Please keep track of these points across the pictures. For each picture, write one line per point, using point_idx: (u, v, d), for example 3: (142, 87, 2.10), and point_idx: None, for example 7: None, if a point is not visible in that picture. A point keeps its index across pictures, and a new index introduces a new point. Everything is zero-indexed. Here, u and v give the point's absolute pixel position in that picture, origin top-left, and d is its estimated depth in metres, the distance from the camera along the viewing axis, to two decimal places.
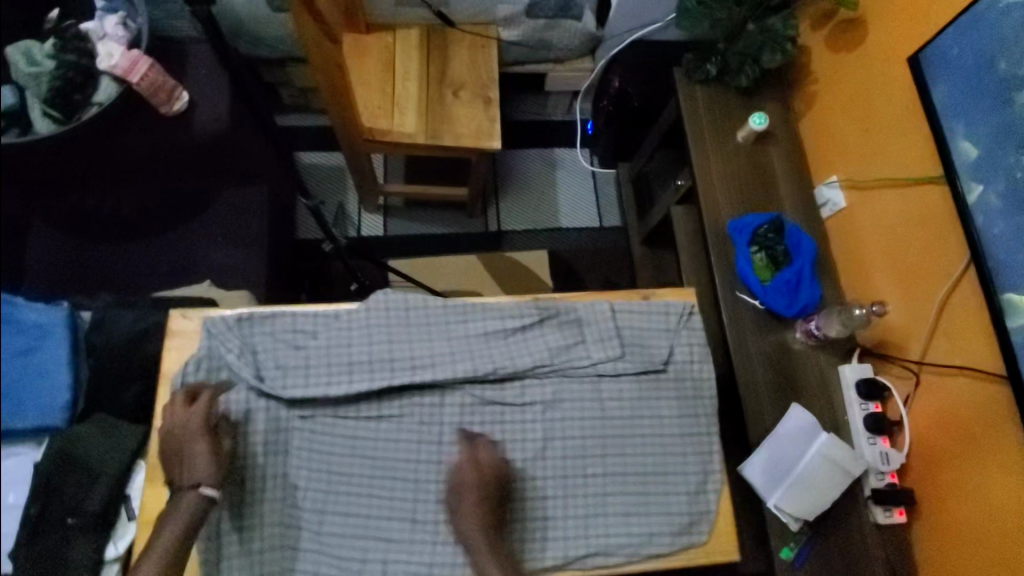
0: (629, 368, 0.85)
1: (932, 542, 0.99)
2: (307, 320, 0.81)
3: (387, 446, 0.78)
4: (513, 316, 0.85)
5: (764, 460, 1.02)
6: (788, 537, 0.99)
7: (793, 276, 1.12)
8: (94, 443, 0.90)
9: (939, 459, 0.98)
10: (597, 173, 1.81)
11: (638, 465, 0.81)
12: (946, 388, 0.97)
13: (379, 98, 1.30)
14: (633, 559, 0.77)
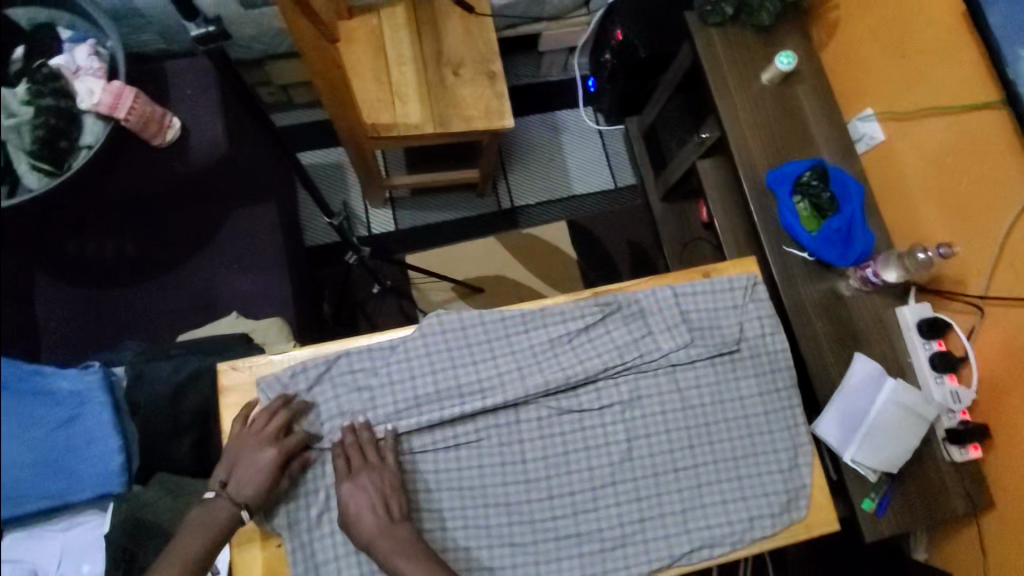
0: (702, 354, 0.81)
1: (1007, 471, 0.99)
2: (362, 356, 0.76)
3: (471, 473, 0.75)
4: (575, 318, 0.80)
5: (836, 416, 1.00)
6: (868, 489, 0.99)
7: (843, 224, 1.06)
8: (163, 505, 0.87)
9: (1010, 391, 0.97)
10: (604, 132, 1.73)
11: (727, 451, 0.79)
12: (1015, 319, 0.94)
13: (376, 90, 1.20)
14: (737, 546, 0.76)
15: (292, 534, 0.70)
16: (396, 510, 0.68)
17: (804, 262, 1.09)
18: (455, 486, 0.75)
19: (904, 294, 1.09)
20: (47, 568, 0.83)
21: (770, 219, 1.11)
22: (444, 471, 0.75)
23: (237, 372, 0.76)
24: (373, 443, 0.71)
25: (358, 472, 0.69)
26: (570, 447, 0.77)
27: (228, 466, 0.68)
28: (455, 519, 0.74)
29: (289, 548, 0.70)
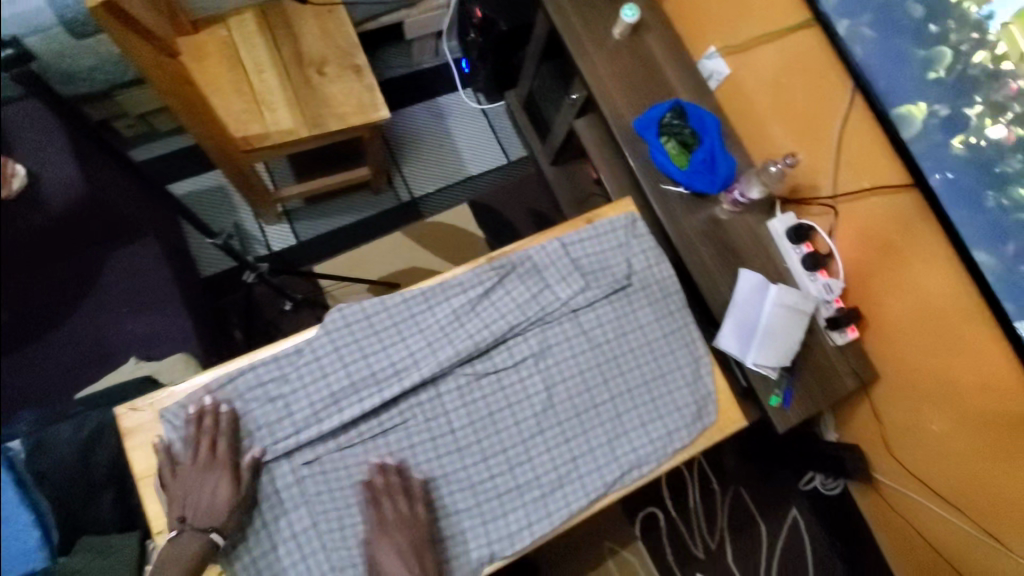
0: (598, 294, 0.87)
1: (878, 342, 1.15)
2: (269, 367, 0.75)
3: (404, 455, 0.77)
4: (473, 285, 0.83)
5: (732, 328, 1.10)
6: (772, 386, 1.10)
7: (707, 154, 1.15)
8: (95, 568, 0.81)
9: (870, 273, 1.12)
10: (487, 110, 1.77)
11: (639, 378, 0.85)
12: (860, 211, 1.08)
13: (239, 101, 1.16)
14: (661, 460, 0.82)
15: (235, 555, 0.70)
16: (429, 563, 0.72)
17: (682, 197, 1.18)
18: (391, 470, 0.76)
19: (772, 208, 1.20)
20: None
21: (645, 163, 1.19)
22: (377, 458, 0.76)
23: (138, 411, 0.73)
24: (405, 489, 0.74)
25: (392, 528, 0.72)
26: (494, 407, 0.80)
27: (180, 500, 0.69)
28: (398, 501, 0.75)
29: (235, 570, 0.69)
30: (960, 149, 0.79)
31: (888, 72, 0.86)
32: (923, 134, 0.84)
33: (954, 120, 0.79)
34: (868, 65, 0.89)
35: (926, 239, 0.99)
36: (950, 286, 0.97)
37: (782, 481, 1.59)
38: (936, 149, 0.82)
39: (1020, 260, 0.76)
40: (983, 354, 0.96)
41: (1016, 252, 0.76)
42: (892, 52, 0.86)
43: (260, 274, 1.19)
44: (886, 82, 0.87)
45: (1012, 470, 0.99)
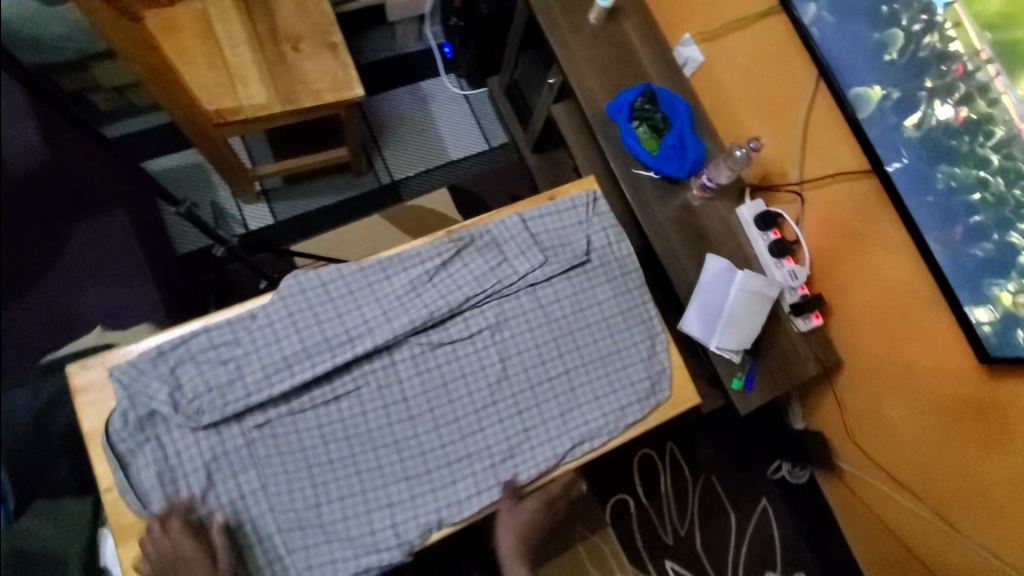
0: (556, 270, 0.87)
1: (842, 329, 1.16)
2: (223, 331, 0.76)
3: (355, 422, 0.77)
4: (431, 257, 0.84)
5: (698, 311, 1.11)
6: (735, 369, 1.11)
7: (676, 139, 1.16)
8: (45, 533, 0.81)
9: (835, 261, 1.13)
10: (470, 97, 1.76)
11: (595, 353, 0.86)
12: (825, 198, 1.10)
13: (212, 75, 1.17)
14: (614, 434, 0.83)
15: (178, 516, 0.70)
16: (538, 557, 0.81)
17: (653, 181, 1.19)
18: (342, 436, 0.77)
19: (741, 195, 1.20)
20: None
21: (616, 147, 1.19)
22: (328, 424, 0.77)
23: (88, 371, 0.73)
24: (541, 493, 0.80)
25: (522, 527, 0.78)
26: (448, 377, 0.81)
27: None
28: (348, 466, 0.76)
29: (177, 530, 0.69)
30: (914, 133, 0.81)
31: (846, 52, 0.88)
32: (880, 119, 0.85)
33: (911, 103, 0.81)
34: (828, 47, 0.90)
35: (886, 225, 1.00)
36: (909, 271, 0.99)
37: (753, 471, 1.60)
38: (891, 132, 0.84)
39: (970, 242, 0.78)
40: (941, 338, 0.98)
41: (965, 234, 0.78)
42: (850, 33, 0.87)
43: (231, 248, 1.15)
44: (846, 64, 0.88)
45: (969, 455, 1.00)
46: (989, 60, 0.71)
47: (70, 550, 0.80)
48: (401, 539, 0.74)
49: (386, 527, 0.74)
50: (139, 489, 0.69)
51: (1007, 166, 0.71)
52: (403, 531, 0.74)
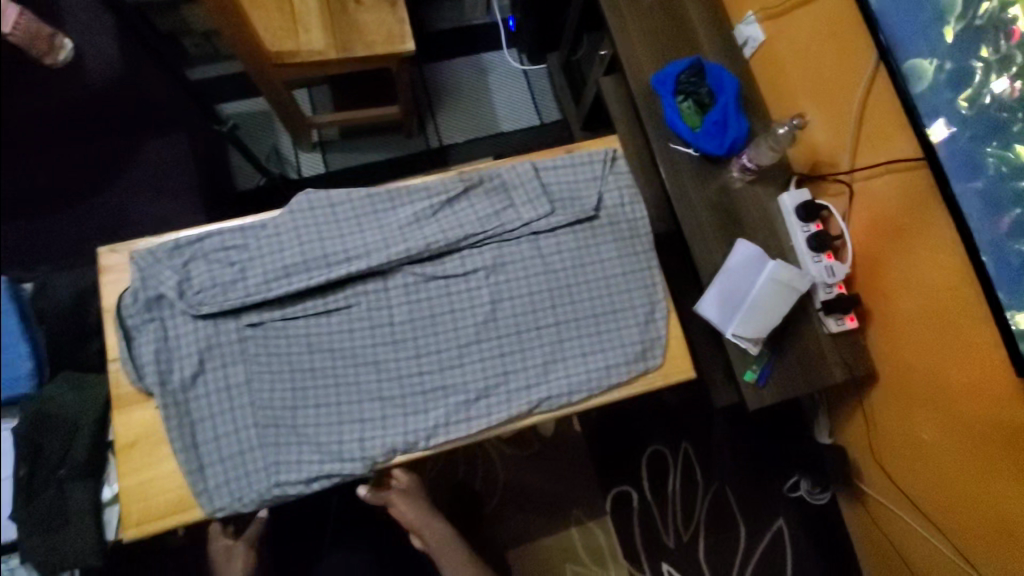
0: (561, 222, 0.86)
1: (880, 337, 1.07)
2: (234, 235, 0.80)
3: (342, 338, 0.80)
4: (438, 192, 0.85)
5: (717, 295, 1.05)
6: (749, 361, 1.05)
7: (720, 115, 1.10)
8: (67, 400, 0.90)
9: (880, 261, 1.04)
10: (528, 72, 1.77)
11: (588, 310, 0.84)
12: (875, 190, 1.01)
13: (278, 18, 1.24)
14: (594, 391, 0.81)
15: (166, 393, 0.75)
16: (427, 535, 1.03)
17: (691, 159, 1.14)
18: (328, 349, 0.80)
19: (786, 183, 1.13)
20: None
21: (656, 120, 1.15)
22: (316, 335, 0.80)
23: (115, 255, 0.80)
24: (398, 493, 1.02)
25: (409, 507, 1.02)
26: (436, 310, 0.82)
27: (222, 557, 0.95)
28: (329, 378, 0.79)
29: (163, 406, 0.74)
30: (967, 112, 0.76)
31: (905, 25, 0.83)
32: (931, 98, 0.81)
33: (966, 78, 0.76)
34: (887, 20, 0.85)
35: (936, 223, 0.91)
36: (955, 275, 0.90)
37: (772, 489, 1.50)
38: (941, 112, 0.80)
39: (1015, 237, 0.73)
40: (983, 354, 0.88)
41: (1011, 228, 0.73)
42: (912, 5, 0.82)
43: None
44: (900, 39, 0.84)
45: (999, 488, 0.90)
46: None
47: (84, 418, 0.90)
48: (364, 454, 0.76)
49: (355, 441, 0.77)
50: (137, 362, 0.75)
51: None
52: (367, 447, 0.76)
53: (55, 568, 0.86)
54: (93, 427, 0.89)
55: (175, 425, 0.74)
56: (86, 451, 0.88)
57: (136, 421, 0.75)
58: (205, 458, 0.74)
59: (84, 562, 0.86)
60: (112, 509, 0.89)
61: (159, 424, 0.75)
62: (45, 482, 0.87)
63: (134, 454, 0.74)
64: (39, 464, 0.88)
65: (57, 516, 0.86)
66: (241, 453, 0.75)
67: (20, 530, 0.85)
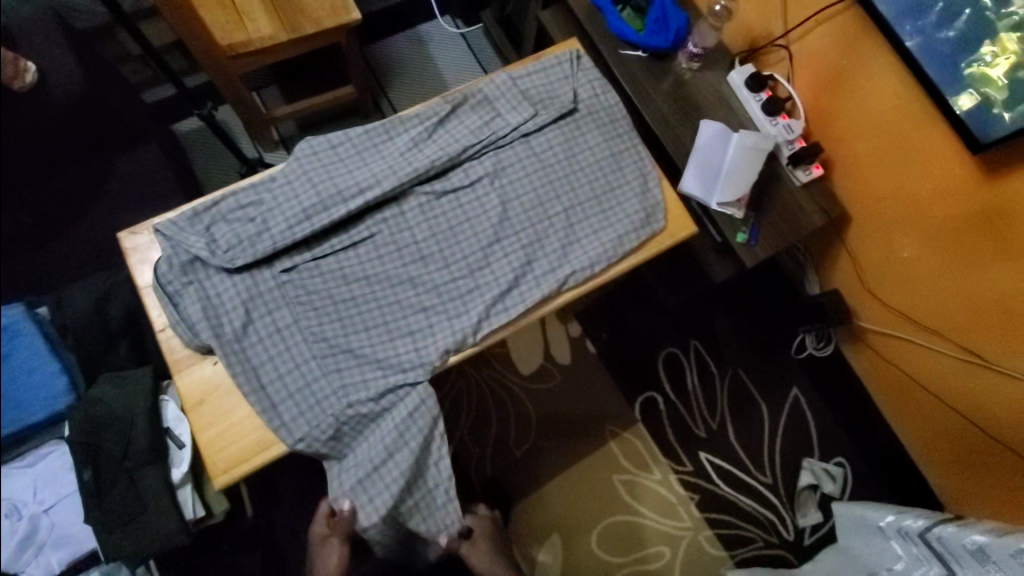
0: (546, 119, 0.93)
1: (847, 179, 1.18)
2: (248, 193, 0.84)
3: (373, 264, 0.85)
4: (429, 116, 0.90)
5: (696, 172, 1.14)
6: (738, 225, 1.14)
7: (659, 13, 1.19)
8: (113, 397, 0.91)
9: (830, 110, 1.15)
10: (465, 34, 1.82)
11: (588, 192, 0.91)
12: (810, 46, 1.12)
13: (223, 13, 1.26)
14: (611, 262, 0.88)
15: (223, 345, 0.78)
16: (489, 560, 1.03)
17: (641, 60, 1.22)
18: (362, 277, 0.84)
19: (731, 64, 1.23)
20: (25, 500, 0.91)
21: (603, 31, 1.23)
22: (348, 267, 0.84)
23: (137, 236, 0.83)
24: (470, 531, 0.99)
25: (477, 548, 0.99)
26: (453, 221, 0.88)
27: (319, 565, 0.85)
28: (370, 302, 0.83)
29: (224, 357, 0.77)
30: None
31: None
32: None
33: None
34: None
35: (872, 53, 1.01)
36: (896, 90, 1.01)
37: (781, 360, 1.60)
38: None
39: (943, 24, 0.86)
40: (940, 151, 0.99)
41: (940, 18, 0.86)
42: None
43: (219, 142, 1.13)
44: None
45: (994, 274, 0.99)
46: None
47: (136, 411, 0.91)
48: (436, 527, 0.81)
49: (410, 350, 0.81)
50: (188, 322, 0.78)
51: None
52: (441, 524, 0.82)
53: (144, 555, 0.88)
54: (148, 416, 0.91)
55: (238, 371, 0.77)
56: (148, 438, 0.90)
57: (199, 378, 0.79)
58: (274, 398, 0.78)
59: (171, 542, 0.88)
60: (185, 488, 0.92)
61: (222, 377, 0.79)
62: (112, 476, 0.89)
63: (205, 409, 0.78)
64: (102, 461, 0.89)
65: (134, 505, 0.88)
66: (308, 384, 0.79)
67: (101, 530, 0.87)
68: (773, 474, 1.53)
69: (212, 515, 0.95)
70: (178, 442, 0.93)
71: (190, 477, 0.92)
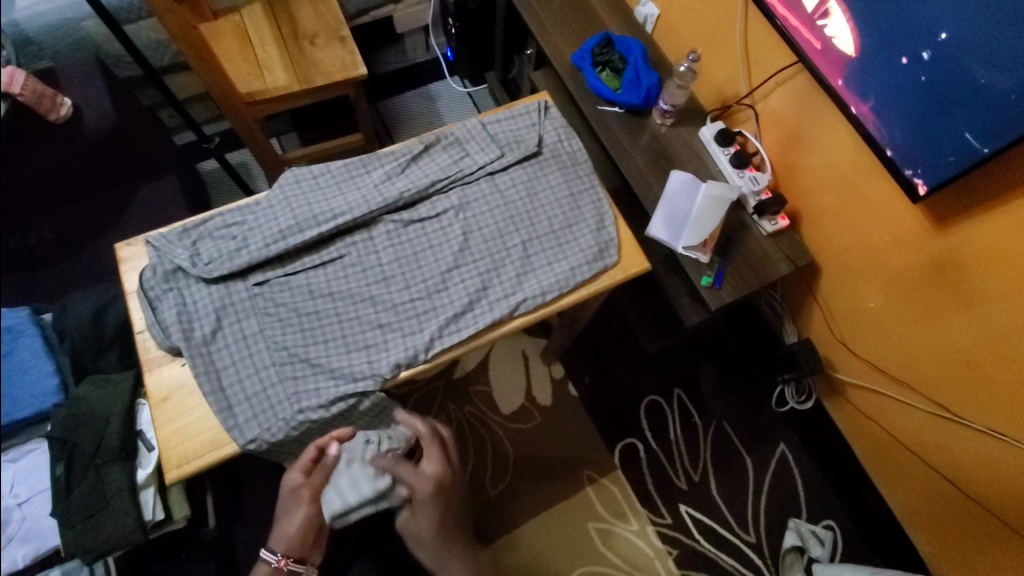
0: (511, 159, 1.01)
1: (812, 231, 1.23)
2: (233, 214, 0.93)
3: (339, 282, 0.92)
4: (403, 154, 1.00)
5: (664, 217, 1.19)
6: (704, 269, 1.18)
7: (633, 73, 1.28)
8: (95, 397, 0.99)
9: (792, 165, 1.21)
10: (472, 93, 1.98)
11: (546, 226, 0.98)
12: (772, 106, 1.20)
13: (246, 67, 1.43)
14: (564, 291, 0.94)
15: (190, 346, 0.84)
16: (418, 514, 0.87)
17: (618, 115, 1.31)
18: (328, 293, 0.91)
19: (703, 122, 1.31)
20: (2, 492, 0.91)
21: (583, 90, 1.33)
22: (316, 283, 0.91)
23: (131, 247, 0.93)
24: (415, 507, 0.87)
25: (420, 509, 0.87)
26: (417, 248, 0.94)
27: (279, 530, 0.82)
28: (333, 316, 0.89)
29: (189, 359, 0.83)
30: (957, 112, 0.84)
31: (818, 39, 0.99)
32: (933, 165, 0.89)
33: (879, 59, 0.92)
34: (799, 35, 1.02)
35: (827, 114, 1.08)
36: (849, 145, 1.06)
37: (765, 415, 1.58)
38: (940, 147, 0.88)
39: (935, 150, 0.88)
40: (890, 204, 1.04)
41: (932, 145, 0.89)
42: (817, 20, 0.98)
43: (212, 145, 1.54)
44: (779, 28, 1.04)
45: (956, 324, 1.01)
46: (914, 19, 0.86)
47: (113, 412, 0.99)
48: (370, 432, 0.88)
49: (364, 362, 0.87)
50: (162, 324, 0.85)
51: (952, 84, 0.84)
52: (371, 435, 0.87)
53: (101, 552, 0.93)
54: (122, 416, 0.99)
55: (201, 372, 0.83)
56: (119, 437, 0.98)
57: (164, 379, 0.85)
58: (231, 400, 0.83)
59: (126, 541, 0.93)
60: (148, 490, 0.98)
61: (187, 378, 0.86)
62: (83, 469, 0.95)
63: (168, 406, 0.84)
64: (75, 457, 0.95)
65: (97, 499, 0.94)
66: (264, 389, 0.84)
67: (62, 523, 0.92)
68: (757, 533, 1.47)
69: (172, 520, 1.01)
70: (147, 445, 1.01)
71: (154, 479, 0.98)
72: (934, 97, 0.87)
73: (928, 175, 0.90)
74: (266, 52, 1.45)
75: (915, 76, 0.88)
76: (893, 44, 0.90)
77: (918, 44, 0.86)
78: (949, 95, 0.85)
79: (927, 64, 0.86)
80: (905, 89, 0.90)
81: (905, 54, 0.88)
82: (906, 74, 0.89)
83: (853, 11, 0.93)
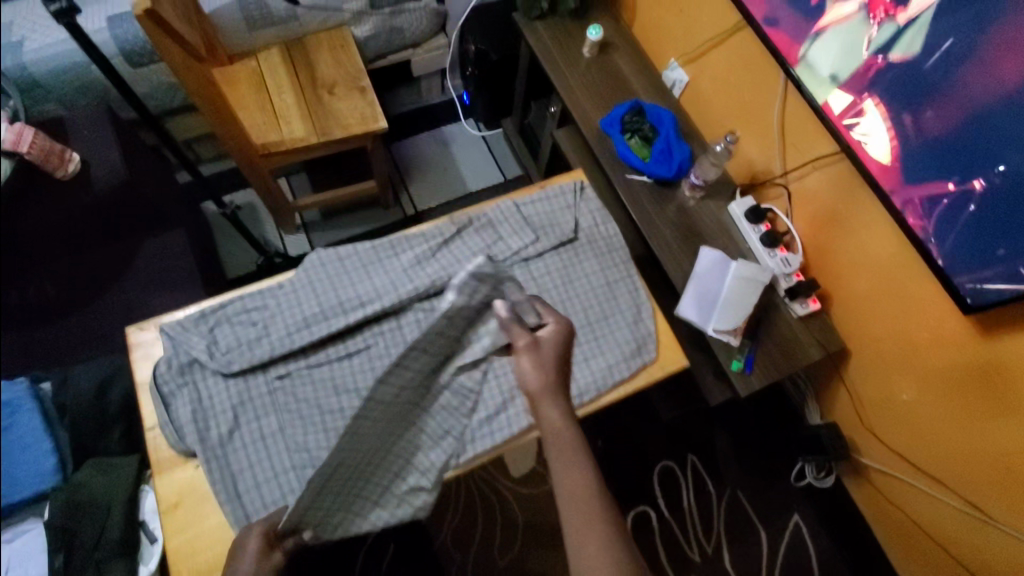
0: (547, 245, 0.98)
1: (844, 314, 1.20)
2: (253, 298, 0.88)
3: (364, 374, 0.87)
4: (434, 236, 0.96)
5: (694, 298, 1.16)
6: (734, 352, 1.15)
7: (664, 145, 1.27)
8: (96, 484, 0.93)
9: (825, 247, 1.19)
10: (487, 137, 1.94)
11: (581, 316, 0.94)
12: (806, 187, 1.18)
13: (261, 116, 1.38)
14: (601, 391, 0.89)
15: (206, 450, 0.79)
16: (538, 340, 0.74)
17: (646, 185, 1.28)
18: (352, 387, 0.86)
19: (732, 196, 1.29)
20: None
21: (611, 157, 1.30)
22: (340, 377, 0.86)
23: (145, 332, 0.88)
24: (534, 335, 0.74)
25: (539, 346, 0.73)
26: None
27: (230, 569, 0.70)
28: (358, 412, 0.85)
29: (204, 463, 0.78)
30: (1004, 220, 0.82)
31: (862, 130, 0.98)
32: (980, 271, 0.87)
33: (926, 157, 0.90)
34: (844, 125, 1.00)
35: (867, 205, 1.06)
36: (889, 238, 1.04)
37: (782, 487, 1.52)
38: (988, 253, 0.85)
39: (980, 254, 0.86)
40: (934, 303, 1.01)
41: (975, 250, 0.86)
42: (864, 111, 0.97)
43: (228, 211, 1.44)
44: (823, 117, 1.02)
45: (999, 431, 0.98)
46: (966, 122, 0.84)
47: (116, 500, 0.92)
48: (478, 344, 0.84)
49: None
50: (175, 424, 0.80)
51: (1001, 192, 0.82)
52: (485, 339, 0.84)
53: None
54: (125, 507, 0.92)
55: (216, 477, 0.78)
56: (121, 529, 0.91)
57: (173, 483, 0.80)
58: (248, 508, 0.78)
59: None
60: None
61: (200, 482, 0.80)
62: (80, 567, 0.88)
63: (181, 513, 0.78)
64: (73, 551, 0.89)
65: None
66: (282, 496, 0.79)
67: None
68: None
69: None
70: (150, 537, 0.94)
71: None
72: (981, 200, 0.84)
73: (981, 269, 0.86)
74: (286, 101, 1.41)
75: (963, 179, 0.86)
76: (941, 143, 0.88)
77: (969, 144, 0.84)
78: (997, 202, 0.82)
79: (977, 166, 0.84)
80: (946, 182, 0.88)
81: (955, 152, 0.86)
82: (954, 174, 0.87)
83: (887, 97, 0.93)
